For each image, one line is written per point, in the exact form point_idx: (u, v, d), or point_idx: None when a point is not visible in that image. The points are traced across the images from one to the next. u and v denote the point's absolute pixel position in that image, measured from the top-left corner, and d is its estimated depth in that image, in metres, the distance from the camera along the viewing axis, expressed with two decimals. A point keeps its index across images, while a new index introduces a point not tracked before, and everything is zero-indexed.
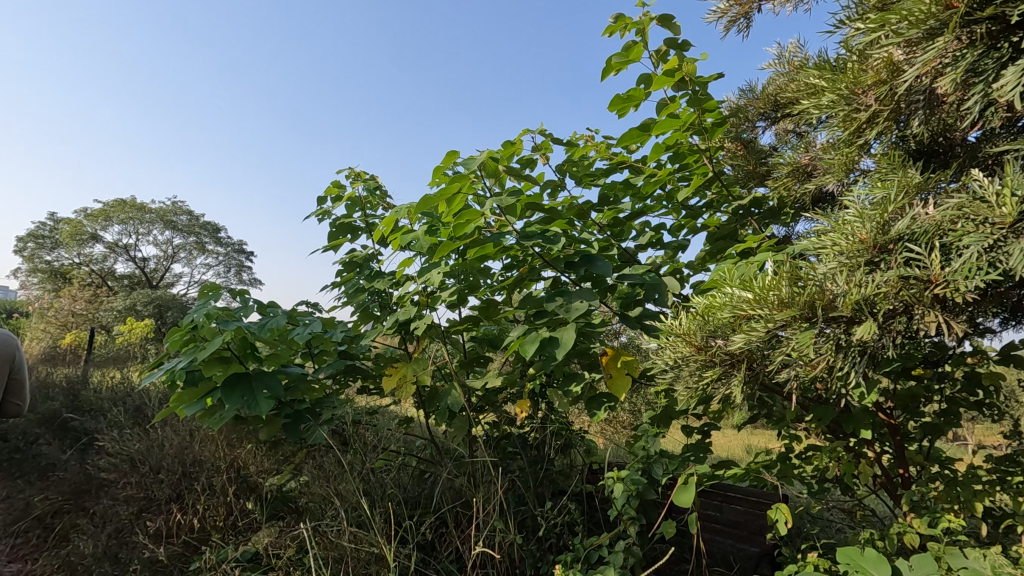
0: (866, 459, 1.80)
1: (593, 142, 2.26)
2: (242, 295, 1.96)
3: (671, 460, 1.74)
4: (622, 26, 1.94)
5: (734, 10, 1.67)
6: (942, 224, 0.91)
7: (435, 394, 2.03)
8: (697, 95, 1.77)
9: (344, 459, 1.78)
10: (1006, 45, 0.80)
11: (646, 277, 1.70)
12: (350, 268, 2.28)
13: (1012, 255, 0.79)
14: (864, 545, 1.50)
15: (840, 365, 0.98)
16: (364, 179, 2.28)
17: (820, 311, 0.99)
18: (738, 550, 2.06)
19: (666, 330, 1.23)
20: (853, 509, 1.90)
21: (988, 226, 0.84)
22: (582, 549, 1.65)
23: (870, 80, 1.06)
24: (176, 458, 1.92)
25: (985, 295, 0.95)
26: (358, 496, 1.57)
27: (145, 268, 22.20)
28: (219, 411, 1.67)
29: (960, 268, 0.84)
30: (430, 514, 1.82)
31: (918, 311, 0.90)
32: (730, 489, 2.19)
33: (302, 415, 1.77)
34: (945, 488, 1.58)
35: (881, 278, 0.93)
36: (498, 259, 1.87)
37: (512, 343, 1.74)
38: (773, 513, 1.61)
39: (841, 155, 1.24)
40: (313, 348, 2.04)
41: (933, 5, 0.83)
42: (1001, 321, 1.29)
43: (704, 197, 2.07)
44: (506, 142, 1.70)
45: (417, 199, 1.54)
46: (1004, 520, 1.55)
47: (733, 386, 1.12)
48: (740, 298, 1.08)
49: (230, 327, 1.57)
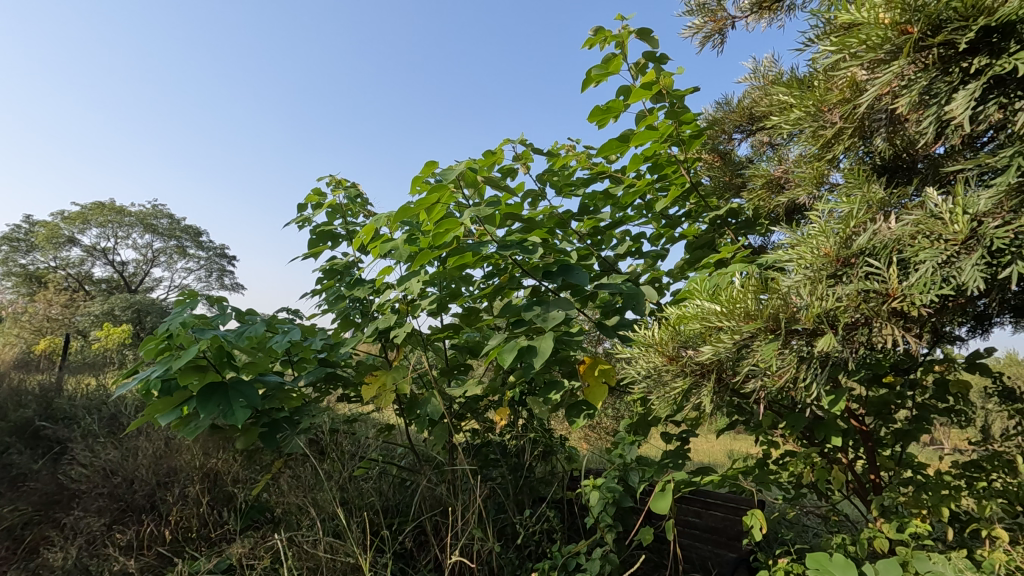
0: (839, 465, 1.83)
1: (574, 151, 2.29)
2: (220, 303, 1.94)
3: (648, 467, 1.76)
4: (601, 39, 1.98)
5: (709, 26, 1.71)
6: (901, 239, 0.94)
7: (415, 402, 2.03)
8: (675, 108, 1.80)
9: (322, 468, 1.77)
10: (957, 70, 0.84)
11: (623, 286, 1.72)
12: (330, 275, 2.27)
13: (964, 271, 0.83)
14: (835, 549, 1.53)
15: (803, 376, 1.01)
16: (345, 187, 2.28)
17: (783, 323, 1.02)
18: (716, 555, 2.08)
19: (640, 340, 1.25)
20: (827, 515, 1.93)
21: (943, 242, 0.87)
22: (561, 557, 1.67)
23: (835, 98, 1.10)
24: (150, 468, 1.89)
25: (943, 306, 0.98)
26: (335, 506, 1.56)
27: (123, 273, 21.82)
28: (194, 421, 1.65)
29: (916, 283, 0.88)
30: (409, 522, 1.82)
31: (877, 324, 0.93)
32: (708, 495, 2.22)
33: (279, 424, 1.75)
34: (913, 493, 1.62)
35: (841, 292, 0.96)
36: (478, 267, 1.88)
37: (491, 351, 1.75)
38: (749, 520, 1.61)
39: (811, 169, 1.27)
40: (293, 356, 2.03)
41: (890, 30, 0.86)
42: (965, 330, 1.33)
43: (683, 207, 2.10)
44: (486, 152, 1.72)
45: (396, 209, 1.55)
46: (969, 525, 1.59)
47: (703, 396, 1.15)
48: (710, 310, 1.10)
49: (206, 336, 1.55)
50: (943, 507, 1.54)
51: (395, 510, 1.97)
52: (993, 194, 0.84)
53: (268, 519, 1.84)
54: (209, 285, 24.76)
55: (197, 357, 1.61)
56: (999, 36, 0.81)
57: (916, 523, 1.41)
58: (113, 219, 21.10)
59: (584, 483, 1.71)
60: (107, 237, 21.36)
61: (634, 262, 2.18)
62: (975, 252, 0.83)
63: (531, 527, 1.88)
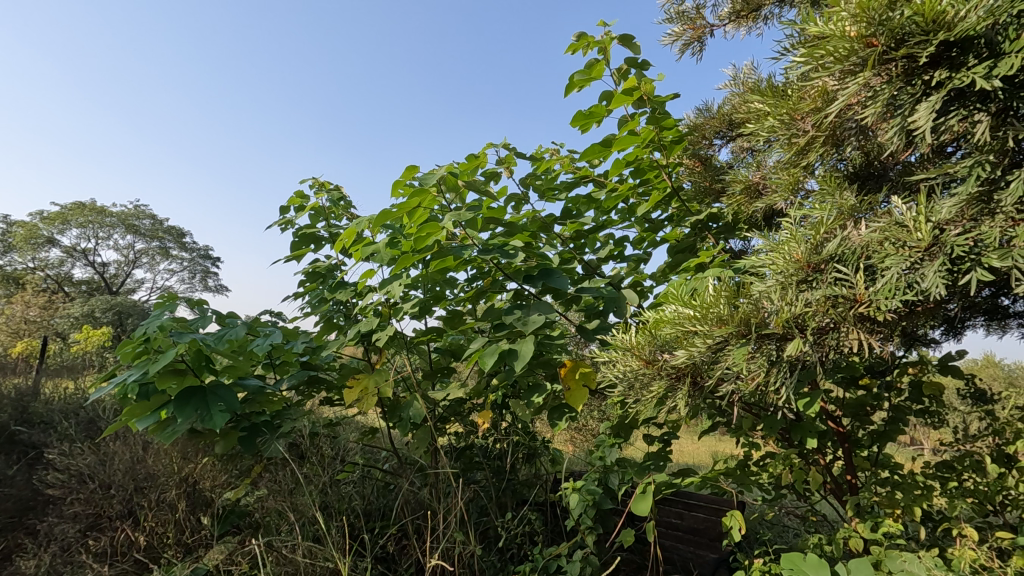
0: (816, 467, 1.86)
1: (558, 155, 2.31)
2: (200, 306, 1.93)
3: (628, 469, 1.78)
4: (584, 45, 2.00)
5: (688, 34, 1.73)
6: (868, 246, 0.96)
7: (398, 405, 2.02)
8: (656, 114, 1.83)
9: (302, 472, 1.76)
10: (919, 82, 0.86)
11: (604, 291, 1.74)
12: (312, 278, 2.27)
13: (926, 278, 0.86)
14: (811, 549, 1.56)
15: (774, 379, 1.03)
16: (328, 190, 2.27)
17: (754, 328, 1.04)
18: (697, 556, 2.10)
19: (617, 345, 1.26)
20: (805, 515, 1.96)
21: (907, 249, 0.90)
22: (541, 559, 1.68)
23: (807, 107, 1.12)
24: (126, 474, 1.84)
25: (910, 311, 1.01)
26: (314, 511, 1.55)
27: (103, 274, 21.47)
28: (172, 425, 1.63)
29: (882, 289, 0.90)
30: (390, 526, 1.82)
31: (844, 328, 0.96)
32: (690, 496, 2.25)
33: (258, 428, 1.73)
34: (887, 493, 1.65)
35: (810, 297, 0.99)
36: (462, 270, 1.88)
37: (473, 355, 1.75)
38: (728, 521, 1.62)
39: (786, 175, 1.29)
40: (275, 359, 2.02)
41: (856, 42, 0.89)
42: (935, 333, 1.36)
43: (665, 211, 2.13)
44: (468, 155, 1.73)
45: (377, 212, 1.56)
46: (940, 524, 1.63)
47: (678, 399, 1.16)
48: (683, 314, 1.12)
49: (184, 338, 1.54)
50: (914, 507, 1.57)
51: (377, 514, 1.97)
52: (954, 202, 0.87)
53: (248, 523, 1.83)
54: (192, 287, 24.41)
55: (175, 360, 1.59)
56: (958, 50, 0.84)
57: (888, 523, 1.44)
58: (94, 220, 20.74)
59: (565, 485, 1.72)
60: (88, 237, 21.02)
61: (617, 266, 2.20)
62: (937, 259, 0.86)
63: (513, 530, 1.89)
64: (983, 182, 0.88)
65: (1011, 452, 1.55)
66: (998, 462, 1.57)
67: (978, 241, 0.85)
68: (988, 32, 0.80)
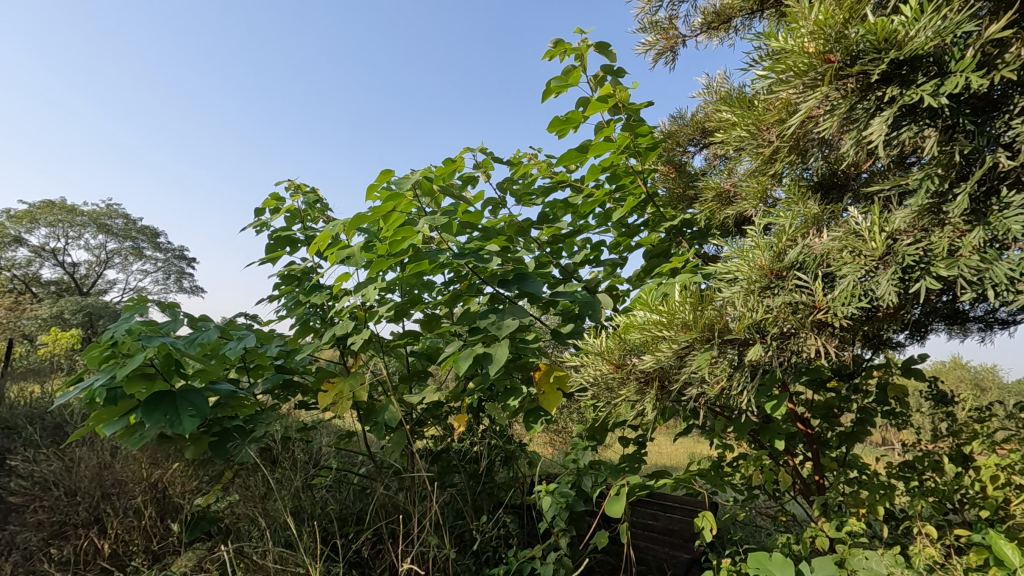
0: (786, 468, 1.90)
1: (536, 160, 2.33)
2: (171, 309, 1.89)
3: (601, 472, 1.80)
4: (561, 51, 2.02)
5: (661, 43, 1.77)
6: (827, 255, 1.00)
7: (373, 409, 2.01)
8: (631, 120, 1.86)
9: (274, 478, 1.74)
10: (873, 98, 0.89)
11: (578, 295, 1.76)
12: (288, 281, 2.25)
13: (881, 285, 0.89)
14: (779, 549, 1.59)
15: (737, 383, 1.06)
16: (304, 192, 2.26)
17: (717, 333, 1.07)
18: (671, 556, 2.13)
19: (588, 349, 1.27)
20: (775, 515, 2.01)
21: (862, 258, 0.93)
22: (515, 562, 1.70)
23: (772, 118, 1.14)
24: (93, 480, 1.81)
25: (868, 316, 1.05)
26: (285, 516, 1.54)
27: (73, 274, 20.92)
28: (140, 431, 1.60)
29: (839, 296, 0.94)
30: (364, 531, 1.81)
31: (803, 334, 1.00)
32: (665, 498, 2.28)
33: (229, 433, 1.71)
34: (852, 493, 1.70)
35: (771, 304, 1.02)
36: (438, 274, 1.88)
37: (448, 359, 1.76)
38: (699, 522, 1.64)
39: (755, 184, 1.31)
40: (249, 363, 1.99)
41: (814, 58, 0.91)
42: (901, 335, 1.41)
43: (642, 216, 2.16)
44: (443, 160, 1.74)
45: (351, 217, 1.55)
46: (901, 522, 1.68)
47: (646, 403, 1.18)
48: (650, 319, 1.14)
49: (152, 343, 1.50)
50: (877, 507, 1.61)
51: (351, 518, 1.97)
52: (906, 213, 0.91)
53: (219, 529, 1.80)
54: (166, 287, 23.90)
55: (144, 365, 1.57)
56: (908, 68, 0.87)
57: (852, 522, 1.47)
58: (65, 220, 20.20)
59: (538, 488, 1.74)
60: (58, 236, 20.46)
61: (593, 270, 2.23)
62: (890, 268, 0.89)
63: (488, 533, 1.90)
64: (933, 195, 0.92)
65: (968, 452, 1.62)
66: (955, 462, 1.63)
67: (927, 251, 0.89)
68: (936, 52, 0.84)
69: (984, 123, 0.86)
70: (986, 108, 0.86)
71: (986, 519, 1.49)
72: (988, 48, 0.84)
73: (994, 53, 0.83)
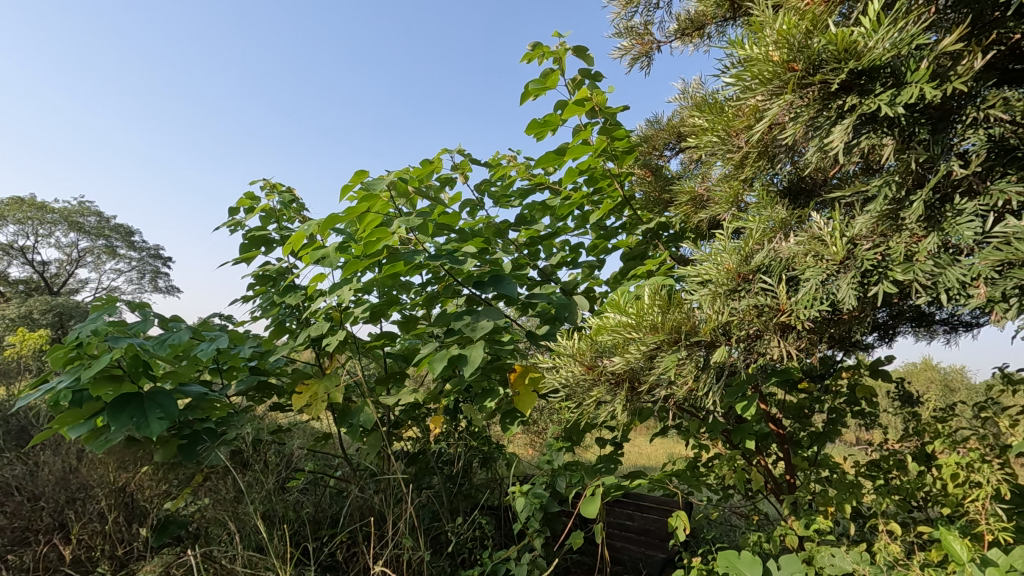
0: (758, 467, 1.93)
1: (514, 161, 2.34)
2: (141, 309, 1.86)
3: (576, 472, 1.81)
4: (539, 55, 2.04)
5: (637, 49, 1.79)
6: (790, 259, 1.03)
7: (348, 411, 1.99)
8: (607, 124, 1.88)
9: (245, 481, 1.71)
10: (834, 107, 0.91)
11: (554, 298, 1.77)
12: (262, 281, 2.23)
13: (841, 289, 0.92)
14: (751, 547, 1.61)
15: (704, 384, 1.08)
16: (280, 191, 2.23)
17: (684, 335, 1.09)
18: (646, 556, 2.16)
19: (560, 351, 1.28)
20: (747, 514, 2.03)
21: (824, 262, 0.96)
22: (490, 563, 1.70)
23: (740, 124, 1.15)
24: (58, 484, 1.78)
25: (832, 318, 1.08)
26: (256, 519, 1.52)
27: (43, 273, 20.35)
28: (106, 434, 1.56)
29: (802, 298, 0.97)
30: (338, 534, 1.80)
31: (766, 335, 1.02)
32: (641, 498, 2.30)
33: (199, 436, 1.67)
34: (821, 491, 1.73)
35: (736, 307, 1.05)
36: (415, 275, 1.88)
37: (423, 360, 1.76)
38: (672, 521, 1.65)
39: (727, 188, 1.32)
40: (221, 364, 1.96)
41: (778, 66, 0.93)
42: (873, 336, 1.45)
43: (619, 218, 2.18)
44: (419, 161, 1.74)
45: (325, 217, 1.54)
46: (867, 520, 1.72)
47: (616, 403, 1.19)
48: (621, 322, 1.15)
49: (119, 344, 1.47)
50: (845, 505, 1.64)
51: (325, 521, 1.94)
52: (866, 219, 0.94)
53: (188, 533, 1.77)
54: (140, 287, 23.39)
55: (111, 367, 1.53)
56: (866, 78, 0.89)
57: (819, 520, 1.50)
58: (34, 217, 19.66)
59: (513, 488, 1.75)
60: (26, 234, 19.86)
61: (571, 272, 2.24)
62: (850, 271, 0.92)
63: (463, 535, 1.89)
64: (891, 202, 0.95)
65: (931, 451, 1.66)
66: (919, 461, 1.68)
67: (886, 256, 0.92)
68: (894, 63, 0.86)
69: (940, 133, 0.89)
70: (943, 118, 0.89)
71: (947, 516, 1.54)
72: (943, 60, 0.87)
73: (947, 66, 0.86)
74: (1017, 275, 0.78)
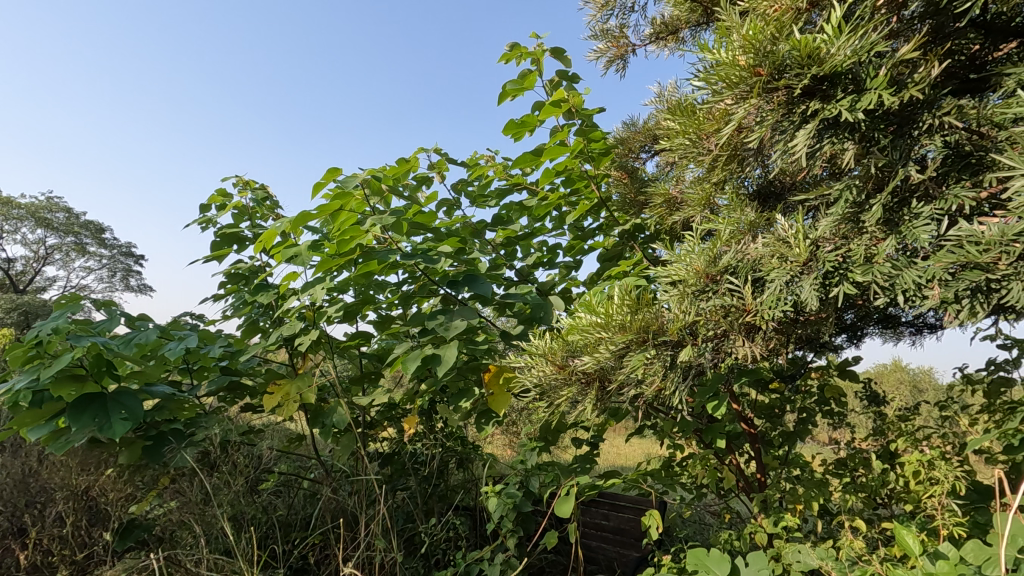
0: (729, 466, 1.96)
1: (492, 162, 2.34)
2: (107, 306, 1.81)
3: (549, 473, 1.82)
4: (517, 55, 2.04)
5: (612, 51, 1.80)
6: (756, 261, 1.05)
7: (320, 411, 1.97)
8: (584, 126, 1.90)
9: (213, 483, 1.68)
10: (799, 111, 0.93)
11: (529, 298, 1.77)
12: (234, 279, 2.19)
13: (803, 289, 0.95)
14: (721, 545, 1.63)
15: (671, 383, 1.09)
16: (253, 189, 2.20)
17: (652, 335, 1.10)
18: (621, 555, 2.17)
19: (531, 351, 1.28)
20: (718, 513, 2.06)
21: (788, 263, 0.98)
22: (463, 564, 1.69)
23: (710, 127, 1.16)
24: (16, 488, 1.76)
25: (798, 318, 1.10)
26: (222, 522, 1.49)
27: (7, 270, 19.71)
28: (67, 435, 1.51)
29: (767, 299, 0.99)
30: (309, 535, 1.77)
31: (732, 334, 1.05)
32: (616, 498, 2.32)
33: (165, 437, 1.63)
34: (790, 489, 1.76)
35: (704, 307, 1.07)
36: (390, 274, 1.87)
37: (396, 360, 1.75)
38: (645, 520, 1.66)
39: (699, 191, 1.33)
40: (191, 364, 1.92)
41: (745, 71, 0.95)
42: (844, 337, 1.48)
43: (596, 219, 2.20)
44: (395, 159, 1.73)
45: (297, 215, 1.52)
46: (834, 517, 1.75)
47: (586, 403, 1.19)
48: (591, 322, 1.15)
49: (82, 342, 1.43)
50: (812, 503, 1.68)
51: (296, 524, 1.92)
52: (829, 221, 0.97)
53: (153, 537, 1.73)
54: (111, 286, 22.81)
55: (73, 366, 1.49)
56: (828, 84, 0.92)
57: (787, 518, 1.53)
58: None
59: (486, 488, 1.75)
60: None
61: (548, 272, 2.25)
62: (813, 273, 0.95)
63: (436, 536, 1.88)
64: (852, 205, 0.98)
65: (895, 450, 1.70)
66: (883, 459, 1.72)
67: (847, 258, 0.96)
68: (854, 70, 0.89)
69: (901, 139, 0.92)
70: (902, 125, 0.92)
71: (909, 511, 1.58)
72: (901, 69, 0.90)
73: (904, 74, 0.89)
74: (968, 276, 0.80)
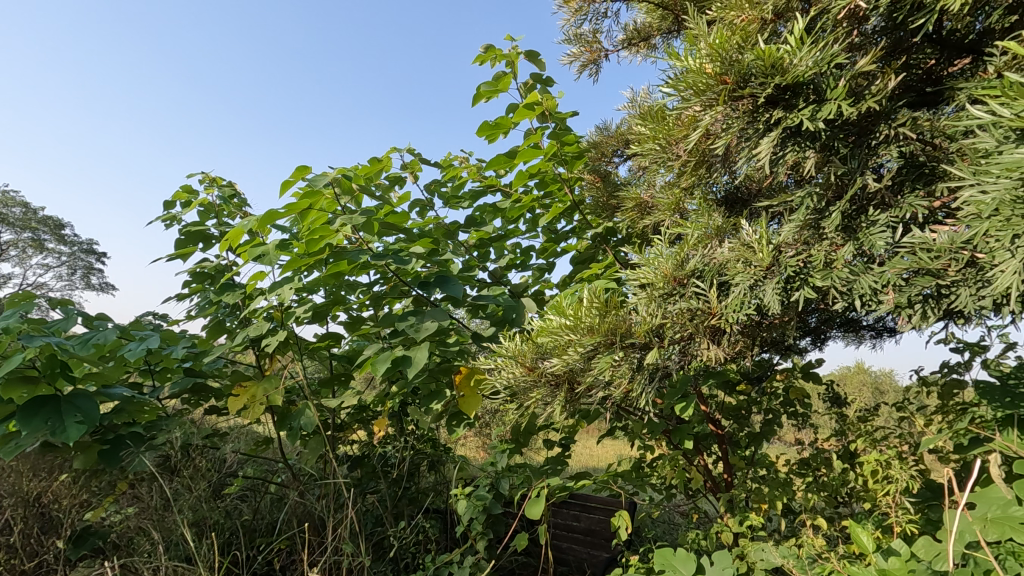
0: (697, 467, 1.99)
1: (466, 163, 2.33)
2: (63, 305, 1.74)
3: (519, 474, 1.81)
4: (492, 57, 2.04)
5: (585, 55, 1.82)
6: (721, 265, 1.07)
7: (287, 413, 1.93)
8: (557, 129, 1.90)
9: (173, 487, 1.63)
10: (764, 119, 0.95)
11: (502, 300, 1.77)
12: (199, 278, 2.13)
13: (766, 293, 0.97)
14: (688, 544, 1.65)
15: (639, 384, 1.10)
16: (219, 186, 2.15)
17: (620, 337, 1.11)
18: (591, 556, 2.19)
19: (501, 353, 1.28)
20: (687, 513, 2.08)
21: (752, 268, 1.01)
22: (432, 567, 1.68)
23: (679, 133, 1.18)
24: None
25: (762, 321, 1.13)
26: (182, 528, 1.45)
27: None
28: (17, 439, 1.45)
29: (731, 302, 1.01)
30: (274, 540, 1.74)
31: (698, 337, 1.07)
32: (587, 499, 2.33)
33: (123, 440, 1.56)
34: (756, 489, 1.79)
35: (671, 310, 1.09)
36: (361, 275, 1.84)
37: (366, 362, 1.73)
38: (615, 521, 1.67)
39: (669, 196, 1.35)
40: (152, 365, 1.86)
41: (711, 79, 0.96)
42: (809, 339, 1.52)
43: (569, 222, 2.21)
44: (366, 158, 1.71)
45: (264, 213, 1.49)
46: (797, 515, 1.79)
47: (556, 404, 1.19)
48: (561, 324, 1.16)
49: (35, 343, 1.36)
50: (776, 502, 1.71)
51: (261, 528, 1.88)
52: (791, 228, 0.99)
53: (109, 545, 1.67)
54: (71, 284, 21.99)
55: (25, 367, 1.45)
56: (791, 93, 0.94)
57: (752, 516, 1.55)
58: None
59: (456, 491, 1.74)
60: None
61: (521, 274, 2.25)
62: (775, 277, 0.97)
63: (405, 539, 1.86)
64: (814, 212, 1.01)
65: (855, 450, 1.75)
66: (844, 459, 1.77)
67: (807, 263, 0.98)
68: (815, 81, 0.91)
69: (859, 148, 0.95)
70: (861, 135, 0.95)
71: (868, 509, 1.63)
72: (860, 80, 0.93)
73: (862, 86, 0.92)
74: (921, 282, 0.84)
